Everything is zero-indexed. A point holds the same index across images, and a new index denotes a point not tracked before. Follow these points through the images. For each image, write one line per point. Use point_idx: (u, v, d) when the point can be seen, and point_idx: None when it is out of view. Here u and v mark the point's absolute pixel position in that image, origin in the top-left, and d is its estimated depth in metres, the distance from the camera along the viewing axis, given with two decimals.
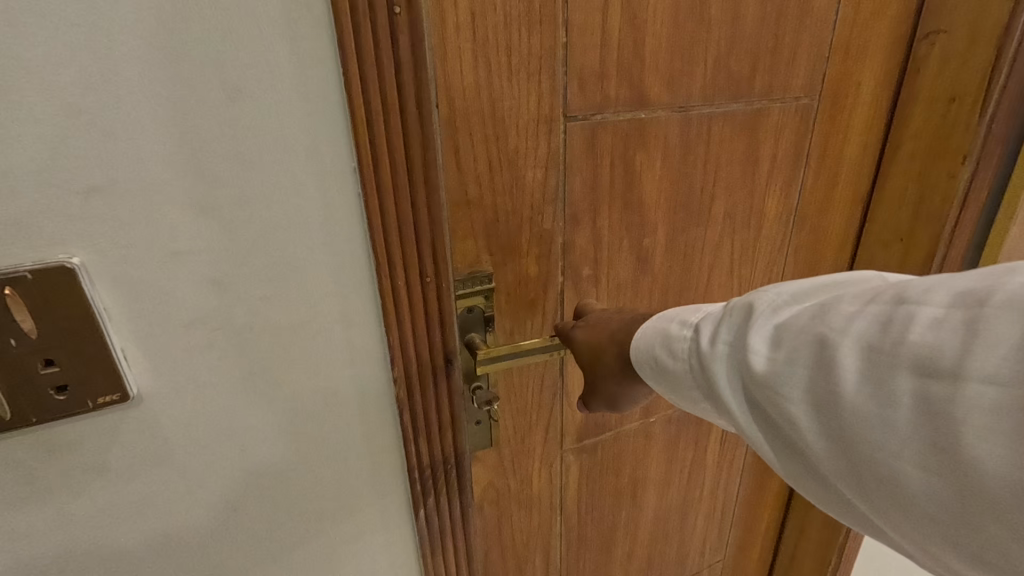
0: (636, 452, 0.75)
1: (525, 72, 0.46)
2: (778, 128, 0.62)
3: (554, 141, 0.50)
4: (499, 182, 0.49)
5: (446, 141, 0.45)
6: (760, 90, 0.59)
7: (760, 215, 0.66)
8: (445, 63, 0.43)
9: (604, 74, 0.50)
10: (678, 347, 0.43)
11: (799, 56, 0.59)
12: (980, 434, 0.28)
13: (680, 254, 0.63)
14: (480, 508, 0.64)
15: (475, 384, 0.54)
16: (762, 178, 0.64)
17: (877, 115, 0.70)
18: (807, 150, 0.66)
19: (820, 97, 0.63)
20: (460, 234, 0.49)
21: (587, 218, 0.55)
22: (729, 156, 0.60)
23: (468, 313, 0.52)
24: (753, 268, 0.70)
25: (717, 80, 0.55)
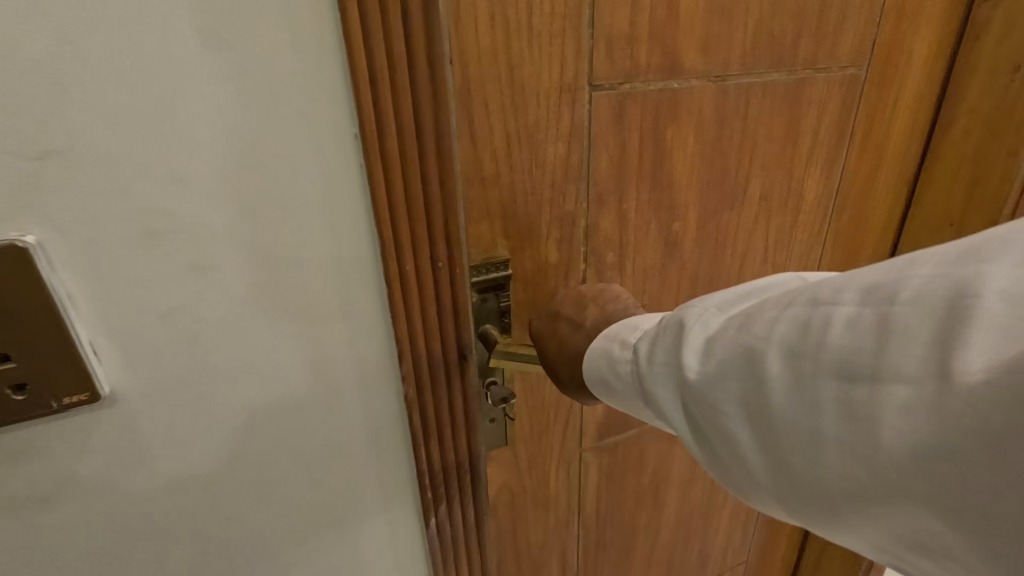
0: (659, 451, 0.70)
1: (549, 33, 0.41)
2: (822, 101, 0.57)
3: (578, 112, 0.45)
4: (517, 158, 0.44)
5: (460, 110, 0.41)
6: (805, 58, 0.53)
7: (798, 198, 0.61)
8: (459, 21, 0.38)
9: (635, 37, 0.44)
10: (621, 368, 0.44)
11: (848, 18, 0.54)
12: (896, 433, 0.27)
13: (712, 240, 0.58)
14: (494, 511, 0.60)
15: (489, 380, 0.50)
16: (802, 157, 0.59)
17: (928, 87, 0.64)
18: (851, 126, 0.60)
19: (868, 66, 0.57)
20: (474, 216, 0.45)
21: (612, 200, 0.50)
22: (767, 133, 0.55)
23: (484, 303, 0.48)
24: (788, 255, 0.65)
25: (758, 44, 0.50)
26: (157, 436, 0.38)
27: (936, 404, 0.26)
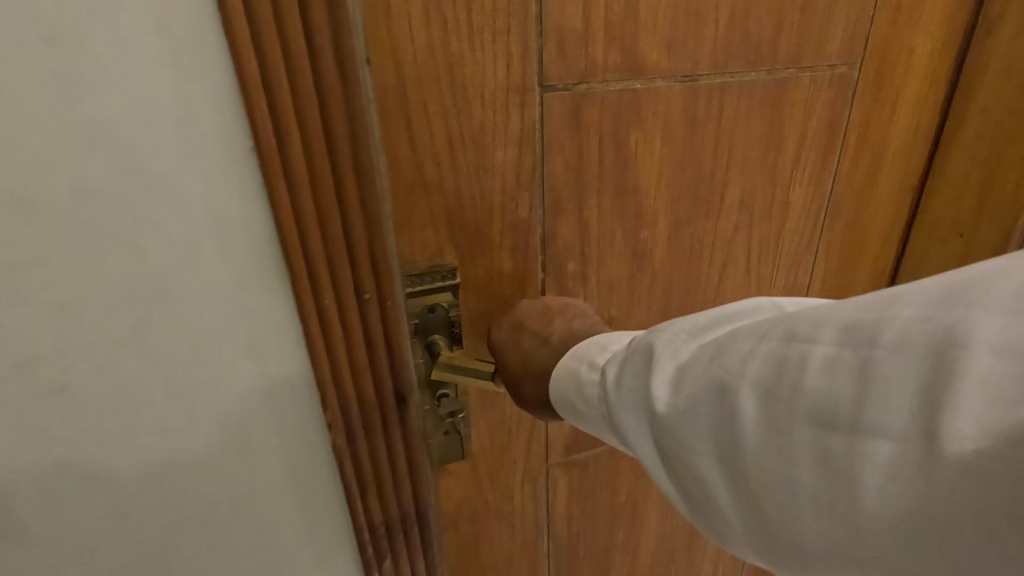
0: (635, 468, 0.67)
1: (492, 30, 0.39)
2: (808, 103, 0.53)
3: (528, 114, 0.43)
4: (463, 163, 0.42)
5: (396, 113, 0.39)
6: (787, 56, 0.49)
7: (784, 205, 0.57)
8: (390, 20, 0.36)
9: (589, 35, 0.42)
10: (589, 391, 0.41)
11: (836, 13, 0.49)
12: (877, 489, 0.26)
13: (686, 250, 0.55)
14: (454, 524, 0.59)
15: (441, 393, 0.49)
16: (787, 163, 0.55)
17: (935, 86, 0.59)
18: (843, 129, 0.56)
19: (861, 65, 0.53)
20: (417, 223, 0.43)
21: (572, 207, 0.48)
22: (746, 137, 0.52)
23: (431, 313, 0.46)
24: (775, 267, 0.61)
25: (732, 39, 0.47)
26: (61, 447, 0.37)
27: (929, 466, 0.24)
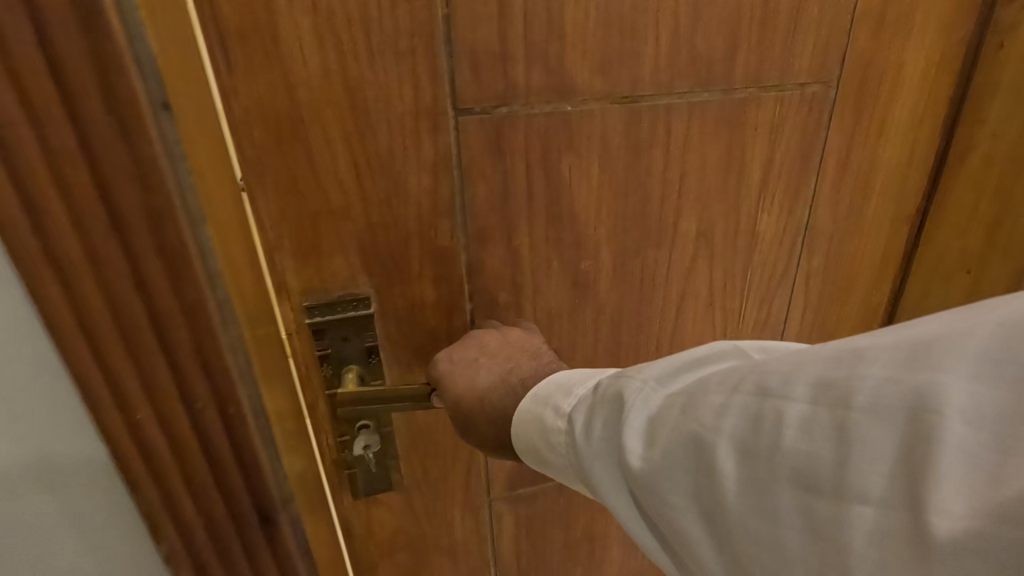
0: (590, 504, 0.64)
1: (394, 52, 0.37)
2: (774, 125, 0.48)
3: (442, 140, 0.40)
4: (372, 190, 0.40)
5: (293, 139, 0.37)
6: (745, 75, 0.45)
7: (751, 235, 0.52)
8: (279, 44, 0.34)
9: (506, 55, 0.39)
10: (555, 439, 0.38)
11: (803, 27, 0.44)
12: (874, 566, 0.23)
13: (636, 281, 0.51)
14: (388, 553, 0.57)
15: (360, 424, 0.48)
16: (752, 190, 0.50)
17: (934, 106, 0.52)
18: (819, 153, 0.51)
19: (839, 83, 0.48)
20: (325, 252, 0.41)
21: (499, 236, 0.45)
22: (702, 162, 0.47)
23: (344, 343, 0.45)
24: (743, 301, 0.56)
25: (676, 57, 0.42)
26: None
27: (918, 541, 0.22)
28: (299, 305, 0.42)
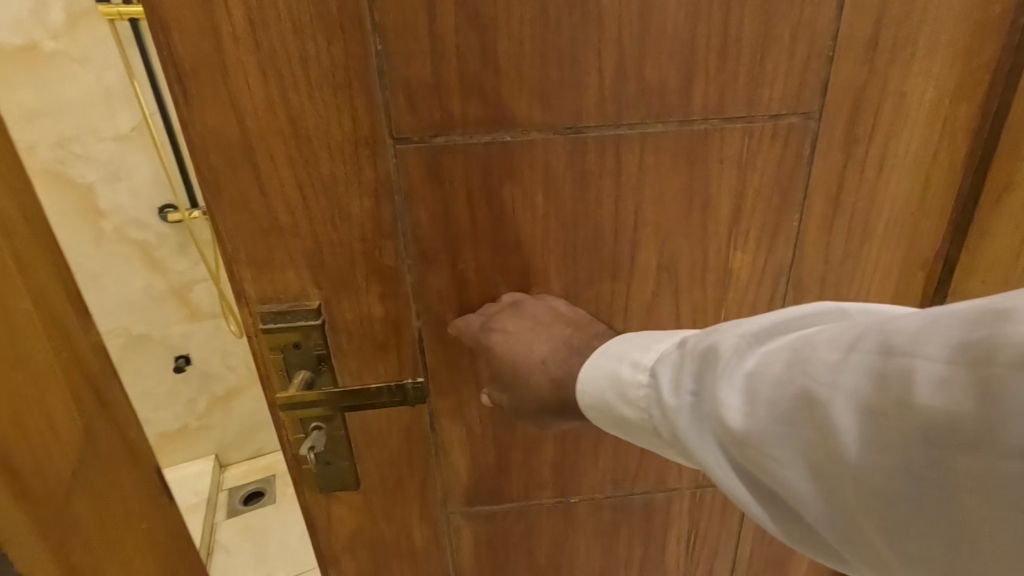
0: (555, 532, 0.62)
1: (329, 86, 0.39)
2: (744, 157, 0.45)
3: (381, 166, 0.42)
4: (316, 211, 0.43)
5: (243, 163, 0.41)
6: (704, 104, 0.42)
7: (723, 273, 0.49)
8: (226, 78, 0.38)
9: (441, 88, 0.40)
10: (634, 393, 0.38)
11: (772, 55, 0.41)
12: (1004, 514, 0.23)
13: (591, 312, 0.50)
14: (350, 549, 0.60)
15: (313, 425, 0.51)
16: (721, 224, 0.47)
17: (951, 139, 0.46)
18: (803, 188, 0.46)
19: (820, 114, 0.44)
20: (276, 264, 0.45)
21: (443, 257, 0.46)
22: (662, 195, 0.45)
23: (296, 349, 0.48)
24: None
25: (623, 88, 0.41)
26: None
27: None
28: (256, 310, 0.46)
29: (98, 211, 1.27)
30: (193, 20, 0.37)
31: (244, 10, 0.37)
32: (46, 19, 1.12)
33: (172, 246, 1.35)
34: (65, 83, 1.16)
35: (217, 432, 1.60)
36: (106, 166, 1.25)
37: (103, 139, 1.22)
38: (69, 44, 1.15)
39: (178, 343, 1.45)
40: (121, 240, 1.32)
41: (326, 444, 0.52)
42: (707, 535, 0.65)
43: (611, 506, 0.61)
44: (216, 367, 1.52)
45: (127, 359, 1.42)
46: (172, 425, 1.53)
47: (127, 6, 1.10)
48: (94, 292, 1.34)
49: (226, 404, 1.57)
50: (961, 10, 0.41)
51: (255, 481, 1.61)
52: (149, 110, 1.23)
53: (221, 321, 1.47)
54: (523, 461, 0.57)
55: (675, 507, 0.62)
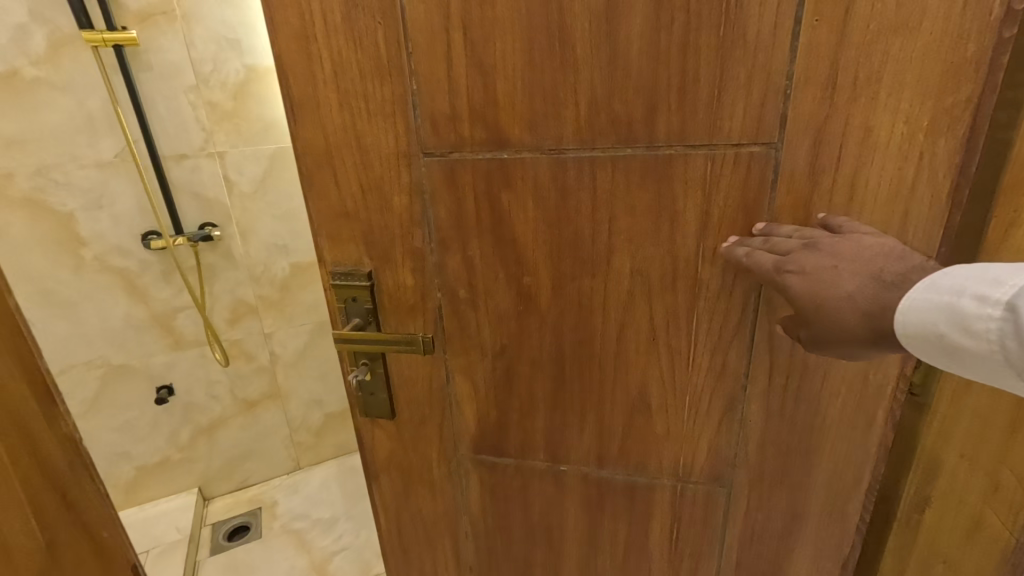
0: (546, 492, 0.72)
1: (376, 116, 0.55)
2: (707, 180, 0.51)
3: (414, 173, 0.57)
4: (369, 202, 0.59)
5: (325, 167, 0.59)
6: (666, 133, 0.50)
7: (692, 281, 0.55)
8: (317, 108, 0.56)
9: (455, 116, 0.54)
10: (981, 327, 0.34)
11: (728, 92, 0.47)
12: None
13: (573, 301, 0.59)
14: (385, 468, 0.76)
15: (361, 360, 0.68)
16: (685, 239, 0.54)
17: (930, 172, 0.46)
18: (767, 210, 0.51)
19: (781, 144, 0.48)
20: (342, 239, 0.62)
21: (456, 244, 0.60)
22: (631, 208, 0.54)
23: (353, 302, 0.65)
24: (689, 341, 0.58)
25: (595, 119, 0.51)
26: None
27: None
28: (329, 270, 0.64)
29: (79, 240, 1.44)
30: (299, 73, 0.55)
31: (328, 65, 0.54)
32: (28, 44, 1.26)
33: (154, 273, 1.55)
34: (46, 111, 1.32)
35: (201, 463, 1.81)
36: (87, 193, 1.42)
37: (85, 167, 1.39)
38: (49, 71, 1.30)
39: (159, 373, 1.65)
40: (103, 268, 1.49)
41: (370, 377, 0.69)
42: (688, 528, 0.69)
43: (595, 478, 0.69)
44: (199, 400, 1.74)
45: (107, 392, 1.60)
46: (153, 458, 1.73)
47: (116, 33, 1.29)
48: (68, 316, 1.49)
49: (210, 434, 1.79)
50: (928, 51, 0.43)
51: (238, 515, 1.79)
52: (132, 138, 1.42)
53: (205, 348, 1.69)
54: (519, 423, 0.68)
55: (659, 496, 0.68)
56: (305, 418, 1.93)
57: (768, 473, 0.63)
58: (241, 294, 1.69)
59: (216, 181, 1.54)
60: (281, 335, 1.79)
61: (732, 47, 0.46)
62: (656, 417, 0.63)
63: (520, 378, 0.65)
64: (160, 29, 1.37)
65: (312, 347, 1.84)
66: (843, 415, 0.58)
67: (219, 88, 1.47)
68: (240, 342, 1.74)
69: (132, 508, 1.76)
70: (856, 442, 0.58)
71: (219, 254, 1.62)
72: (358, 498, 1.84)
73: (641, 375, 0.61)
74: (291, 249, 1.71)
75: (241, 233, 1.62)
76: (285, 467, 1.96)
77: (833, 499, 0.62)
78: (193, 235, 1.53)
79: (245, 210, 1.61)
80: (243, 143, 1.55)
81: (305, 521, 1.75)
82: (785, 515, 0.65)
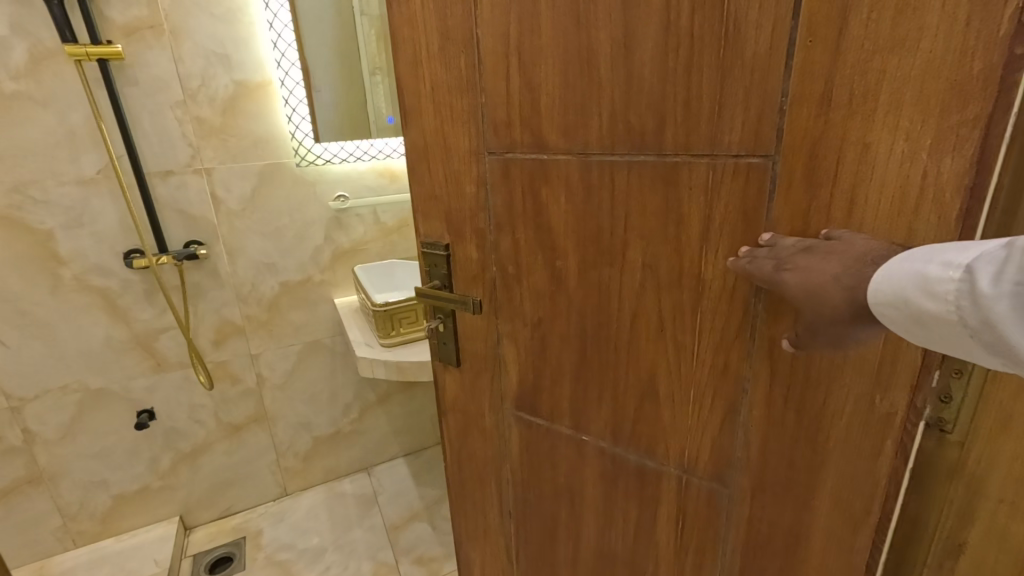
0: (569, 460, 0.82)
1: (456, 120, 0.74)
2: (709, 187, 0.55)
3: (480, 167, 0.74)
4: (447, 188, 0.79)
5: (423, 162, 0.81)
6: (673, 142, 0.56)
7: (697, 280, 0.59)
8: (420, 116, 0.78)
9: (510, 125, 0.69)
10: (942, 289, 0.38)
11: (728, 107, 0.52)
12: None
13: (594, 286, 0.68)
14: (452, 409, 0.97)
15: (438, 314, 0.90)
16: (692, 240, 0.58)
17: (936, 190, 0.43)
18: (768, 217, 0.52)
19: (780, 157, 0.50)
20: (431, 219, 0.84)
21: (507, 228, 0.75)
22: (642, 207, 0.61)
23: (435, 267, 0.87)
24: (695, 337, 0.62)
25: (615, 130, 0.60)
26: None
27: None
28: (422, 241, 0.87)
29: (58, 259, 1.45)
30: (413, 93, 0.77)
31: (429, 82, 0.75)
32: (7, 59, 1.28)
33: (136, 293, 1.57)
34: (25, 125, 1.33)
35: (181, 490, 1.81)
36: (68, 211, 1.43)
37: (65, 183, 1.41)
38: (30, 84, 1.31)
39: (140, 397, 1.66)
40: (80, 288, 1.50)
41: (443, 329, 0.90)
42: (695, 534, 0.70)
43: (610, 453, 0.76)
44: (181, 424, 1.74)
45: (82, 414, 1.59)
46: (133, 485, 1.73)
47: (100, 47, 1.30)
48: (46, 339, 1.50)
49: (191, 460, 1.80)
50: (926, 69, 0.41)
51: (221, 546, 1.78)
52: (116, 154, 1.44)
53: (188, 370, 1.71)
54: (550, 390, 0.80)
55: (664, 484, 0.71)
56: (292, 442, 1.97)
57: (768, 484, 0.61)
58: (227, 314, 1.71)
59: (203, 199, 1.57)
60: (267, 357, 1.82)
61: (732, 66, 0.50)
62: (663, 406, 0.68)
63: (551, 348, 0.77)
64: (147, 42, 1.39)
65: (299, 368, 1.89)
66: (849, 438, 0.53)
67: (208, 104, 1.51)
68: (225, 363, 1.76)
69: (106, 540, 1.74)
70: (863, 468, 0.53)
71: (206, 272, 1.64)
72: (346, 527, 1.86)
73: (651, 365, 0.67)
74: (279, 267, 1.75)
75: (227, 253, 1.65)
76: (271, 493, 1.99)
77: (838, 529, 0.57)
78: (178, 253, 1.54)
79: (232, 228, 1.64)
80: (230, 159, 1.58)
81: (291, 552, 1.75)
82: (788, 531, 0.61)
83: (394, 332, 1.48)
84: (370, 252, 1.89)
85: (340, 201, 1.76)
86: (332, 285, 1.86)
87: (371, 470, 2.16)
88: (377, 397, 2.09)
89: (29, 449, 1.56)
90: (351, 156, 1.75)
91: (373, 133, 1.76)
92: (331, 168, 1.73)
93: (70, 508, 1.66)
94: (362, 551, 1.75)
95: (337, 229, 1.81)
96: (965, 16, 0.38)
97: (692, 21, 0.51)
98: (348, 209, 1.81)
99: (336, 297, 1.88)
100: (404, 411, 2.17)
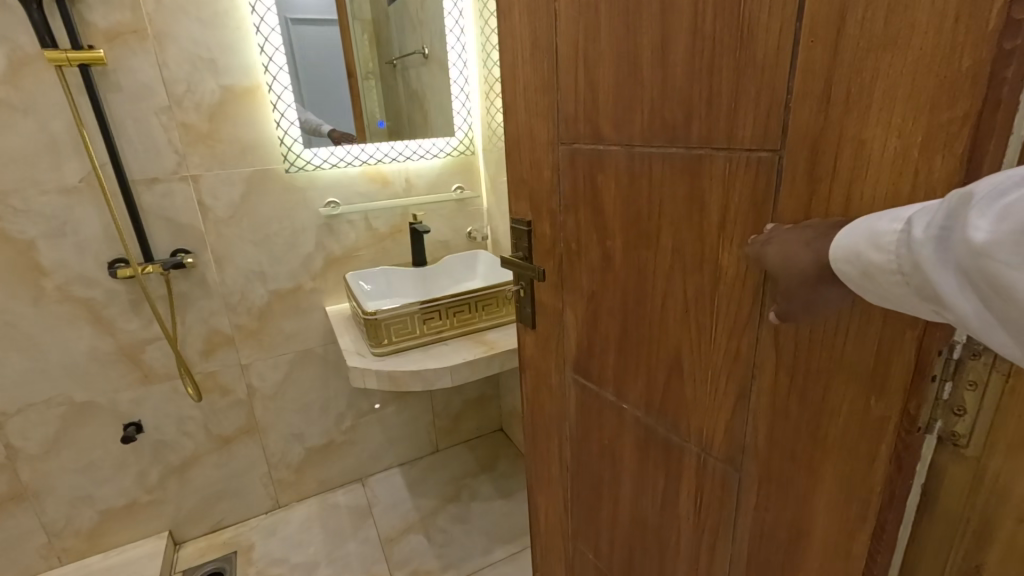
0: (614, 426, 0.87)
1: (539, 114, 0.84)
2: (726, 178, 0.58)
3: (553, 155, 0.83)
4: (529, 173, 0.90)
5: (514, 150, 0.93)
6: (699, 135, 0.60)
7: (715, 268, 0.62)
8: (514, 113, 0.90)
9: (576, 119, 0.77)
10: (885, 239, 0.39)
11: (743, 103, 0.55)
12: None
13: (635, 266, 0.74)
14: (526, 369, 1.09)
15: (519, 282, 1.02)
16: (712, 229, 0.61)
17: (927, 184, 0.43)
18: (772, 208, 0.55)
19: (783, 153, 0.53)
20: (518, 199, 0.96)
21: (572, 208, 0.83)
22: (671, 192, 0.65)
23: (519, 240, 0.98)
24: (713, 324, 0.64)
25: (653, 127, 0.65)
26: None
27: None
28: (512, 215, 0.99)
29: (41, 270, 1.45)
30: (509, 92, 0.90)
31: (521, 80, 0.86)
32: None
33: (122, 304, 1.57)
34: (6, 133, 1.34)
35: (170, 504, 1.81)
36: (49, 220, 1.43)
37: (48, 192, 1.41)
38: (13, 91, 1.32)
39: (126, 410, 1.65)
40: (64, 298, 1.50)
41: (522, 295, 1.02)
42: (712, 516, 0.72)
43: (643, 420, 0.80)
44: (168, 437, 1.74)
45: (67, 428, 1.59)
46: (120, 500, 1.72)
47: (81, 53, 1.31)
48: (27, 350, 1.49)
49: (180, 474, 1.79)
50: (914, 68, 0.42)
51: (213, 561, 1.78)
52: (100, 162, 1.44)
53: (176, 382, 1.71)
54: (599, 356, 0.86)
55: (686, 459, 0.74)
56: (284, 453, 1.97)
57: (773, 474, 0.62)
58: (216, 324, 1.72)
59: (190, 208, 1.58)
60: (257, 367, 1.82)
61: (746, 66, 0.53)
62: (687, 383, 0.71)
63: (601, 321, 0.83)
64: (130, 47, 1.40)
65: (290, 378, 1.90)
66: (846, 434, 0.53)
67: (195, 109, 1.51)
68: (215, 374, 1.76)
69: (92, 558, 1.74)
70: (856, 470, 0.53)
71: (194, 281, 1.65)
72: (340, 540, 1.86)
73: (677, 343, 0.70)
74: (269, 275, 1.76)
75: (215, 260, 1.66)
76: (263, 506, 1.99)
77: (835, 530, 0.57)
78: (164, 262, 1.54)
79: (221, 237, 1.65)
80: (217, 165, 1.59)
81: (284, 567, 1.75)
82: (790, 526, 0.62)
83: (385, 340, 1.49)
84: (363, 259, 1.90)
85: (330, 207, 1.78)
86: (321, 293, 1.86)
87: (366, 480, 2.16)
88: (374, 405, 2.10)
89: (12, 465, 1.55)
90: (340, 161, 1.76)
91: (366, 138, 1.80)
92: (322, 173, 1.74)
93: (55, 525, 1.65)
94: (356, 564, 1.76)
95: (329, 236, 1.82)
96: (953, 13, 0.39)
97: (714, 26, 0.55)
98: (339, 215, 1.82)
99: (327, 305, 1.89)
100: (400, 421, 2.18)
